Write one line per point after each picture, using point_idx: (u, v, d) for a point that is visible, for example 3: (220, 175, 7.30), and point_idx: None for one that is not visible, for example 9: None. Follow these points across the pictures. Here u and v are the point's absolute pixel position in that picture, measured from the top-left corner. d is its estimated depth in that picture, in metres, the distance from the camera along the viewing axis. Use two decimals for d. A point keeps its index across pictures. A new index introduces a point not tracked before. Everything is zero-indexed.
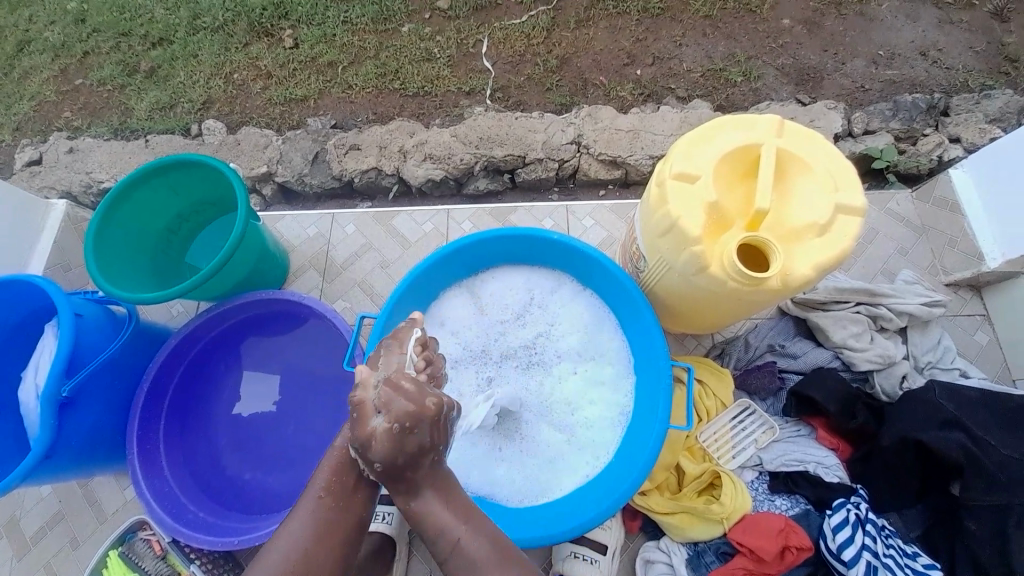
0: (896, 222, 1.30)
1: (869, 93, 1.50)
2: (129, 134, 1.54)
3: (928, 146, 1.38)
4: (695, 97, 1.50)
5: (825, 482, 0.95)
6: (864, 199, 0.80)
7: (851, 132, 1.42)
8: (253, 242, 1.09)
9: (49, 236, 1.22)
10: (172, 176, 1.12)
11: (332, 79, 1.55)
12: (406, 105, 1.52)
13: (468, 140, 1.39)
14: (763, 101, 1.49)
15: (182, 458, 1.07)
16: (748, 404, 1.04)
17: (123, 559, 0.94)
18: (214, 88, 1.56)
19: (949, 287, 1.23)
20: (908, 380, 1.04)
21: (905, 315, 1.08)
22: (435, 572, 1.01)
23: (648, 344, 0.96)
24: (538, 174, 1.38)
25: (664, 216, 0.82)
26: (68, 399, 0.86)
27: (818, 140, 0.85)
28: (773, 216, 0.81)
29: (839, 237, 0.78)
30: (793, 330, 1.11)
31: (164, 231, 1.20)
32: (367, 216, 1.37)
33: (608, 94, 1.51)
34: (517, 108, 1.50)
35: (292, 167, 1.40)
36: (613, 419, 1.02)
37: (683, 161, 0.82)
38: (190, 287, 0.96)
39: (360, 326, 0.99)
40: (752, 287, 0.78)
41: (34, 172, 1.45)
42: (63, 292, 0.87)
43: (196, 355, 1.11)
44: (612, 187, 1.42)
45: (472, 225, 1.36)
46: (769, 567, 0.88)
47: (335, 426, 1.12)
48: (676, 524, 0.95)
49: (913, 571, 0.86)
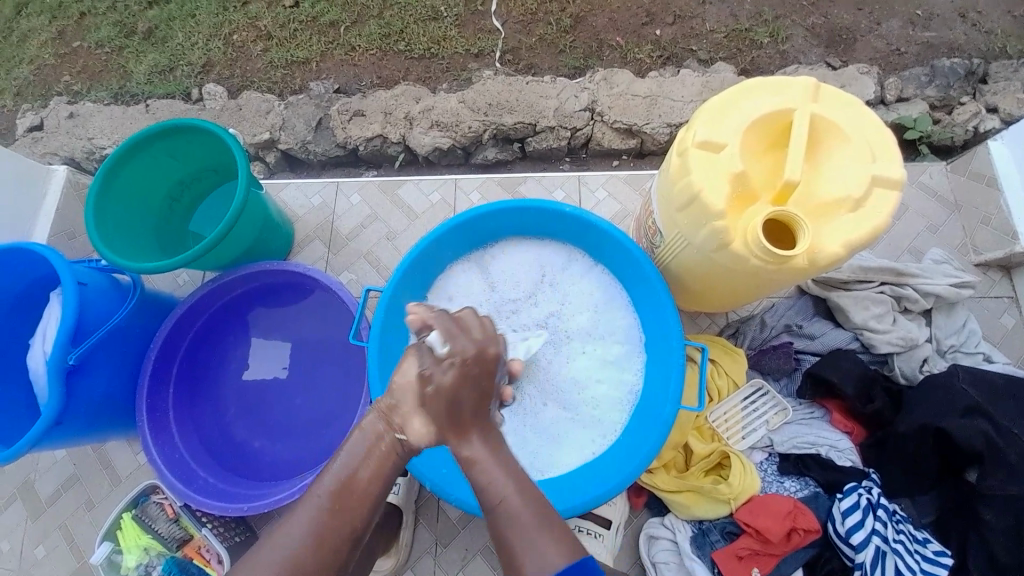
0: (927, 197, 1.23)
1: (906, 57, 1.38)
2: (129, 98, 1.49)
3: (965, 116, 1.29)
4: (718, 61, 1.40)
5: (837, 465, 0.95)
6: (903, 170, 0.74)
7: (884, 100, 1.32)
8: (254, 212, 1.06)
9: (47, 216, 1.20)
10: (171, 142, 1.08)
11: (334, 40, 1.47)
12: (412, 68, 1.44)
13: (476, 107, 1.32)
14: (791, 65, 1.39)
15: (192, 427, 1.09)
16: (761, 384, 1.02)
17: (137, 521, 0.97)
18: (213, 49, 1.49)
19: (978, 267, 1.18)
20: (928, 364, 1.00)
21: (930, 297, 1.04)
22: (440, 541, 1.04)
23: (661, 323, 0.94)
24: (549, 143, 1.32)
25: (684, 188, 0.77)
26: (75, 366, 0.86)
27: (855, 105, 0.78)
28: (803, 188, 0.75)
29: (873, 213, 0.73)
30: (811, 310, 1.08)
31: (164, 199, 1.17)
32: (371, 185, 1.33)
33: (625, 57, 1.42)
34: (529, 72, 1.42)
35: (295, 134, 1.35)
36: (621, 397, 1.01)
37: (708, 129, 0.77)
38: (194, 256, 0.95)
39: (366, 299, 0.98)
40: (776, 266, 0.74)
41: (37, 137, 1.42)
42: (65, 260, 0.87)
43: (202, 325, 1.11)
44: (626, 158, 1.36)
45: (480, 195, 1.31)
46: (774, 548, 0.89)
47: (342, 397, 1.12)
48: (682, 502, 0.95)
49: (922, 557, 0.86)
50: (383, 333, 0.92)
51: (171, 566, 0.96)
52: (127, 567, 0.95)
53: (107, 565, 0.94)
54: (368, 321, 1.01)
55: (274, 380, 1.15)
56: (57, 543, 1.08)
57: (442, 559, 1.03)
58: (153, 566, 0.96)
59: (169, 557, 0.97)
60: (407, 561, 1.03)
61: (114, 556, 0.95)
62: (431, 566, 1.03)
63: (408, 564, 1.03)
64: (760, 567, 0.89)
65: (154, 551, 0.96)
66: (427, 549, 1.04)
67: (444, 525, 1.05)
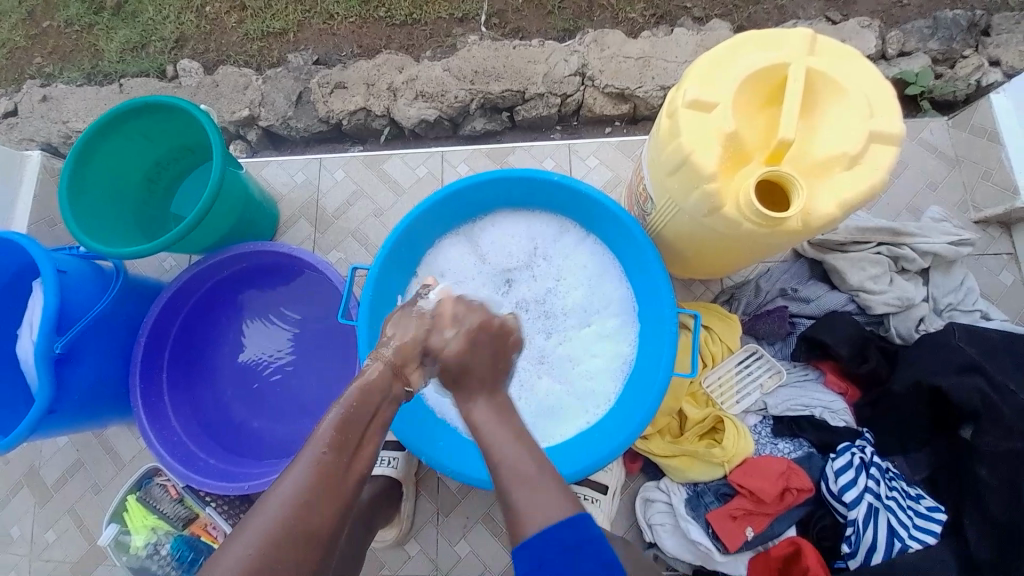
0: (927, 153, 1.19)
1: (908, 8, 1.31)
2: (102, 79, 1.42)
3: (967, 69, 1.24)
4: (714, 17, 1.33)
5: (831, 426, 0.96)
6: (901, 124, 0.71)
7: (885, 54, 1.26)
8: (234, 191, 1.03)
9: (25, 208, 1.16)
10: (142, 120, 1.03)
11: (311, 8, 1.39)
12: (394, 36, 1.37)
13: (462, 74, 1.27)
14: (790, 19, 1.32)
15: (188, 410, 1.09)
16: (755, 348, 1.01)
17: (143, 502, 1.00)
18: (186, 23, 1.41)
19: (977, 225, 1.16)
20: (925, 323, 1.00)
21: (928, 256, 1.02)
22: (442, 511, 1.06)
23: (654, 291, 0.92)
24: (539, 111, 1.27)
25: (675, 151, 0.74)
26: (63, 355, 0.85)
27: (852, 56, 0.75)
28: (796, 147, 0.72)
29: (870, 170, 0.71)
30: (807, 273, 1.07)
31: (141, 181, 1.13)
32: (356, 161, 1.28)
33: (616, 17, 1.34)
34: (516, 36, 1.36)
35: (276, 110, 1.29)
36: (615, 366, 1.01)
37: (699, 87, 0.73)
38: (174, 240, 0.92)
39: (353, 277, 0.96)
40: (769, 229, 0.72)
41: (10, 123, 1.36)
42: (43, 247, 0.84)
43: (191, 310, 1.10)
44: (619, 124, 1.31)
45: (469, 168, 1.27)
46: (767, 507, 0.90)
47: (336, 377, 1.12)
48: (677, 466, 0.96)
49: (915, 513, 0.89)
50: (372, 311, 0.90)
51: (180, 545, 0.98)
52: (137, 547, 0.97)
53: (114, 546, 0.96)
54: (356, 299, 1.00)
55: (268, 363, 1.15)
56: (66, 526, 1.09)
57: (444, 529, 1.05)
58: (162, 544, 0.98)
59: (176, 535, 0.99)
60: (409, 532, 1.05)
61: (123, 536, 0.97)
62: (434, 536, 1.05)
63: (412, 535, 1.05)
64: (753, 525, 0.90)
65: (162, 530, 0.99)
66: (429, 520, 1.06)
67: (445, 496, 1.07)
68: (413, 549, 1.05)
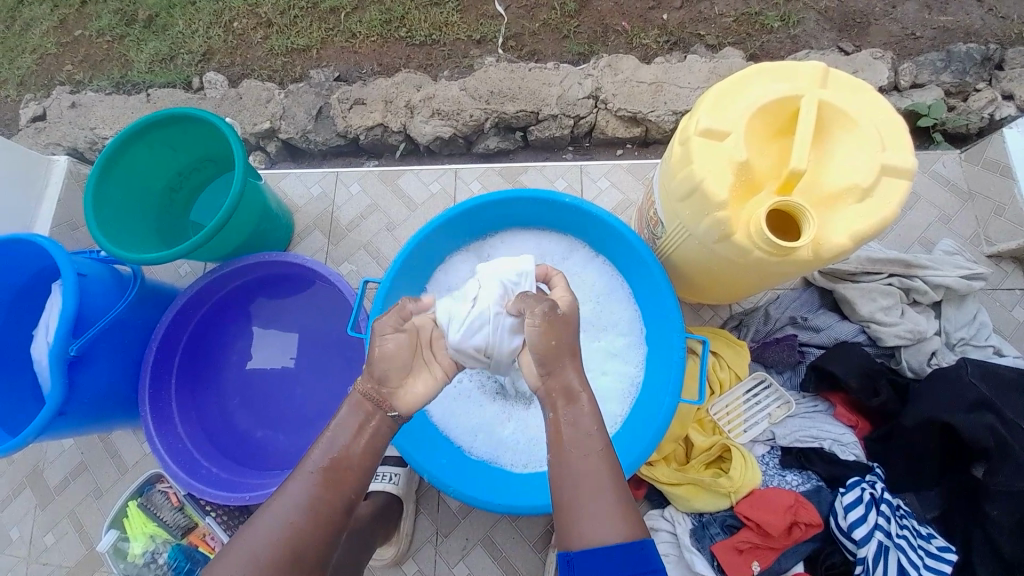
0: (940, 186, 1.20)
1: (921, 41, 1.33)
2: (130, 88, 1.48)
3: (980, 103, 1.25)
4: (726, 45, 1.36)
5: (841, 460, 0.95)
6: (914, 160, 0.72)
7: (898, 86, 1.28)
8: (252, 202, 1.05)
9: (49, 207, 1.20)
10: (170, 131, 1.07)
11: (335, 27, 1.45)
12: (413, 56, 1.42)
13: (478, 94, 1.30)
14: (801, 49, 1.35)
15: (195, 416, 1.10)
16: (764, 377, 1.01)
17: (143, 510, 1.00)
18: (214, 37, 1.47)
19: (990, 259, 1.15)
20: (937, 357, 0.99)
21: (940, 289, 1.02)
22: (441, 530, 1.05)
23: (662, 314, 0.93)
24: (552, 131, 1.29)
25: (687, 177, 0.75)
26: (77, 358, 0.87)
27: (866, 90, 0.76)
28: (808, 177, 0.73)
29: (882, 203, 0.71)
30: (818, 302, 1.07)
31: (165, 189, 1.17)
32: (371, 175, 1.31)
33: (630, 42, 1.38)
34: (532, 58, 1.39)
35: (296, 123, 1.33)
36: (622, 389, 1.00)
37: (713, 116, 0.75)
38: (192, 248, 0.94)
39: (364, 290, 0.97)
40: (780, 257, 0.73)
41: (39, 128, 1.41)
42: (65, 252, 0.86)
43: (203, 317, 1.11)
44: (630, 147, 1.33)
45: (480, 185, 1.30)
46: (774, 541, 0.88)
47: (342, 389, 1.13)
48: (682, 495, 0.95)
49: (926, 553, 0.85)
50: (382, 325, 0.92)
51: (177, 554, 0.99)
52: (134, 554, 0.97)
53: (113, 552, 0.96)
54: (366, 313, 1.01)
55: (275, 373, 1.16)
56: (66, 531, 1.10)
57: (442, 548, 1.04)
58: (159, 553, 0.98)
59: (175, 544, 0.99)
60: (408, 550, 1.04)
61: (120, 543, 0.97)
62: (432, 556, 1.04)
63: (409, 553, 1.04)
64: (760, 560, 0.88)
65: (160, 538, 0.99)
66: (428, 538, 1.05)
67: (444, 514, 1.06)
68: (410, 568, 1.04)
